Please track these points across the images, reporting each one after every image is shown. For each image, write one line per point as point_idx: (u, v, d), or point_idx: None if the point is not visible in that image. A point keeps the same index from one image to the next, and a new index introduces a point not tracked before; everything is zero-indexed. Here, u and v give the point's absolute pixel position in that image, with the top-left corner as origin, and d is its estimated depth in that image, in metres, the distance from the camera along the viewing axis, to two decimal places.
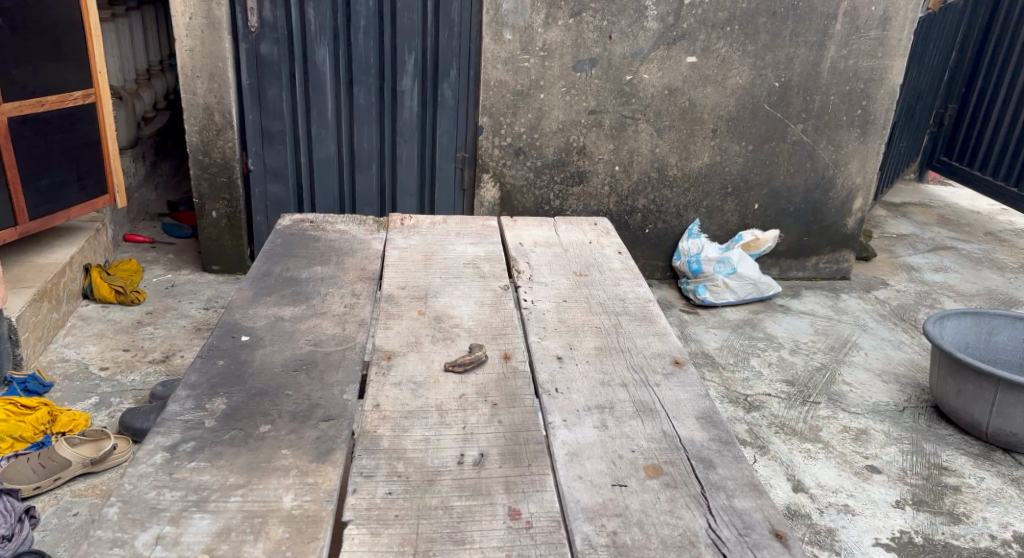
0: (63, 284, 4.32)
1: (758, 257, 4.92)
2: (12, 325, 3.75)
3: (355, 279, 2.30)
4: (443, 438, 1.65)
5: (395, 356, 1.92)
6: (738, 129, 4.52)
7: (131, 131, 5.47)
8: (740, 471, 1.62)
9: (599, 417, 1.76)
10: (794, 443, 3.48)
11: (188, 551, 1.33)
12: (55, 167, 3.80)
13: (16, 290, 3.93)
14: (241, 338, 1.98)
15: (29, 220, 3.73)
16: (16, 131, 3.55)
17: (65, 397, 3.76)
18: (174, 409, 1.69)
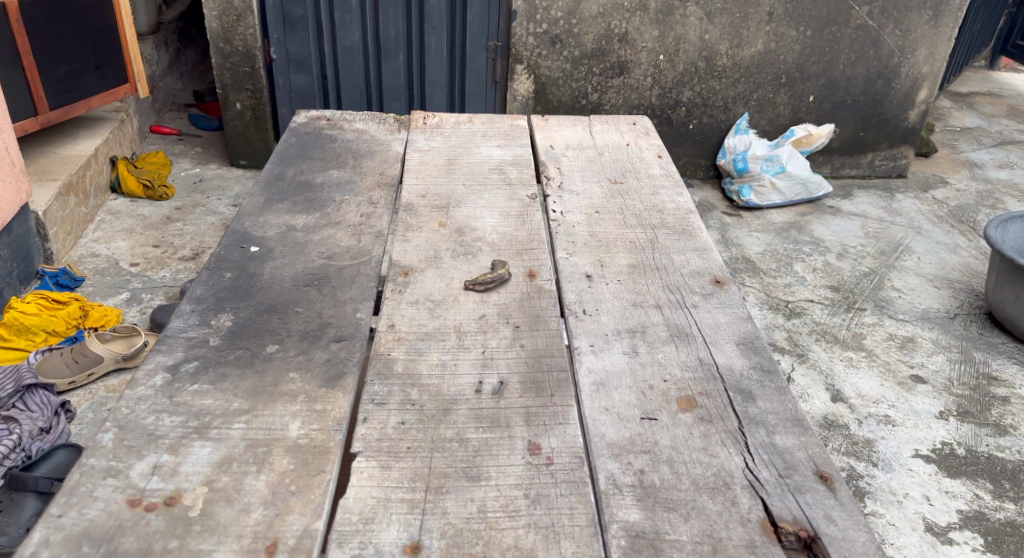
0: (89, 177, 4.27)
1: (809, 154, 4.63)
2: (40, 219, 3.73)
3: (372, 186, 2.18)
4: (461, 363, 1.55)
5: (413, 272, 1.81)
6: (798, 12, 4.14)
7: (152, 19, 5.30)
8: (782, 403, 1.50)
9: (630, 342, 1.64)
10: (835, 351, 3.34)
11: (186, 483, 1.26)
12: (71, 54, 3.66)
13: (41, 184, 3.88)
14: (250, 249, 1.88)
15: (51, 109, 3.62)
16: (28, 16, 3.39)
17: (97, 292, 3.78)
18: (178, 325, 1.61)
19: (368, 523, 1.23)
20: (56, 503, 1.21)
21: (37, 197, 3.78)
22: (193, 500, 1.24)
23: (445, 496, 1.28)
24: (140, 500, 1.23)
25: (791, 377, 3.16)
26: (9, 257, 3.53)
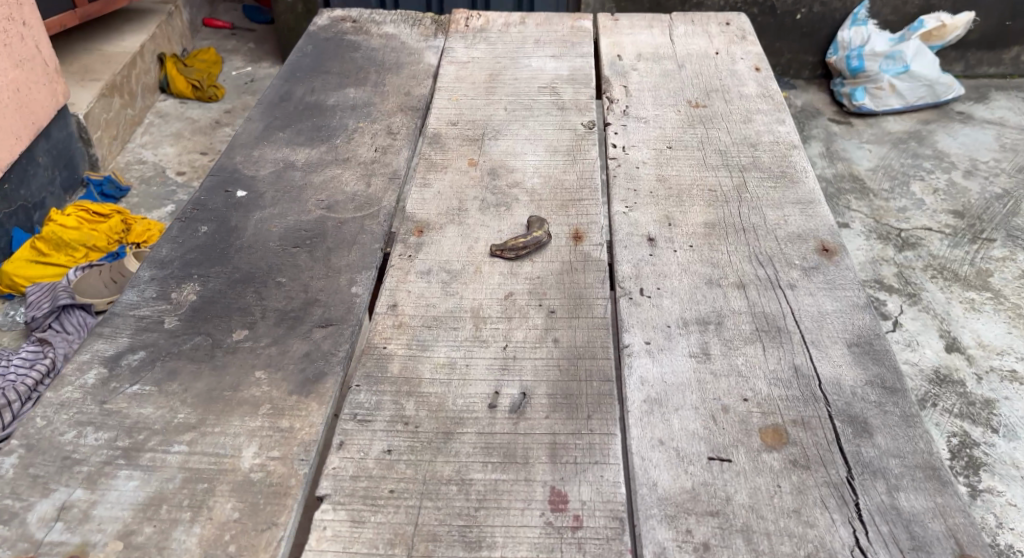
0: (135, 77, 3.85)
1: (941, 49, 3.88)
2: (80, 123, 3.33)
3: (394, 109, 1.79)
4: (474, 364, 1.20)
5: (428, 231, 1.45)
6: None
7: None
8: (909, 442, 1.10)
9: (699, 339, 1.24)
10: (954, 291, 2.77)
11: (96, 536, 0.95)
12: None
13: (81, 84, 3.48)
14: (236, 194, 1.52)
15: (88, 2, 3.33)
16: None
17: (143, 205, 3.41)
18: (130, 298, 1.29)
19: None
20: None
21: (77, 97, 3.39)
22: None
23: None
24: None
25: (898, 321, 2.64)
26: (49, 163, 3.17)
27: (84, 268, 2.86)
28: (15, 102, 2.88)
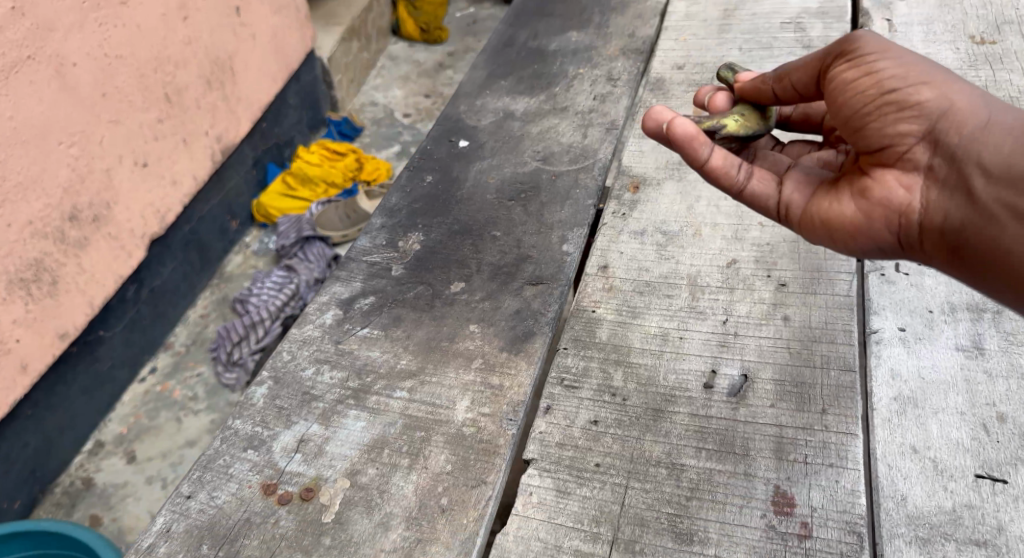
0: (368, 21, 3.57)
1: None
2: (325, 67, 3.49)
3: (617, 54, 1.66)
4: (691, 337, 1.10)
5: (646, 187, 1.33)
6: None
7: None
8: None
9: (969, 329, 1.06)
10: None
11: (327, 471, 0.99)
12: None
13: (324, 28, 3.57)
14: (459, 144, 1.50)
15: None
16: None
17: None
18: (363, 243, 1.32)
19: None
20: (187, 481, 0.98)
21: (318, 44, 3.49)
22: (330, 499, 0.96)
23: None
24: (275, 488, 0.97)
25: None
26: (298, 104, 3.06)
27: (324, 204, 2.84)
28: (273, 47, 2.73)
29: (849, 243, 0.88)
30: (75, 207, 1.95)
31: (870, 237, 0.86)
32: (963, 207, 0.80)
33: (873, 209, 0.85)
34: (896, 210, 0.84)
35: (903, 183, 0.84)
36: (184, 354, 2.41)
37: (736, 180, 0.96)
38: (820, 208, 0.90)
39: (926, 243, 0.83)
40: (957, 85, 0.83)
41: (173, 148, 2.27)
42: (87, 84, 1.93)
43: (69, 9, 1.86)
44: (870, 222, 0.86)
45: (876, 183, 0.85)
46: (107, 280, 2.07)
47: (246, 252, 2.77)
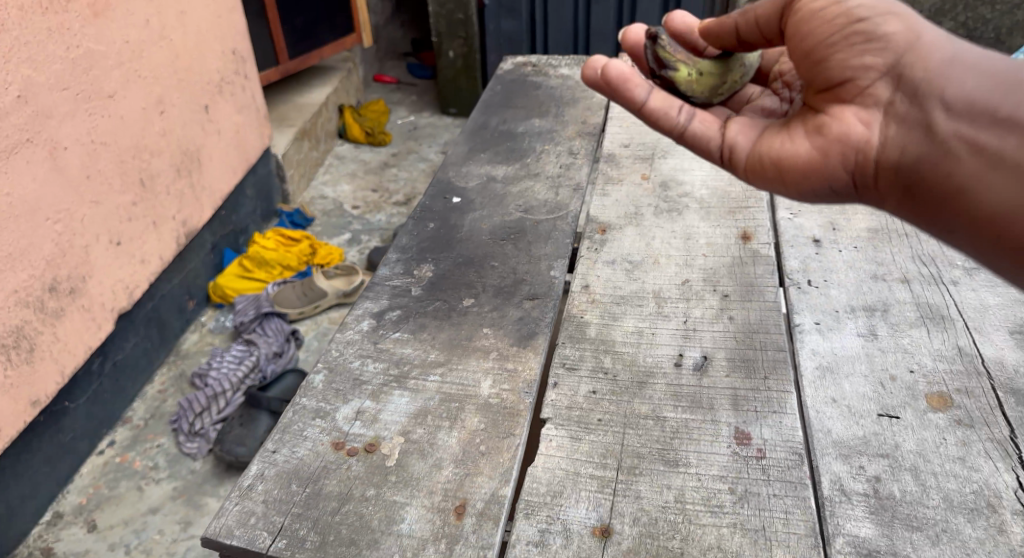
0: (321, 123, 3.83)
1: None
2: (279, 161, 3.38)
3: (574, 135, 2.00)
4: (660, 332, 1.40)
5: (612, 230, 1.67)
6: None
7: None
8: None
9: (867, 322, 1.34)
10: None
11: (384, 432, 1.24)
12: (309, 5, 3.61)
13: (279, 127, 3.55)
14: (452, 200, 1.79)
15: (289, 59, 3.58)
16: None
17: (324, 234, 3.40)
18: (383, 272, 1.58)
19: (556, 497, 1.14)
20: (271, 438, 1.25)
21: (275, 141, 3.43)
22: (390, 449, 1.22)
23: (639, 478, 1.15)
24: (344, 444, 1.23)
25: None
26: (254, 195, 3.23)
27: (280, 283, 2.96)
28: (234, 142, 2.99)
29: (808, 177, 1.09)
30: (56, 278, 2.10)
31: (826, 168, 1.07)
32: (917, 139, 0.98)
33: (832, 145, 1.05)
34: (856, 143, 1.04)
35: (863, 118, 1.03)
36: (142, 428, 2.43)
37: (676, 121, 1.23)
38: (780, 147, 1.11)
39: (879, 175, 1.03)
40: (926, 29, 1.01)
41: (144, 229, 2.47)
42: (75, 166, 2.15)
43: (64, 100, 2.10)
44: (827, 155, 1.06)
45: (836, 122, 1.05)
46: (78, 350, 2.19)
47: (203, 330, 2.83)
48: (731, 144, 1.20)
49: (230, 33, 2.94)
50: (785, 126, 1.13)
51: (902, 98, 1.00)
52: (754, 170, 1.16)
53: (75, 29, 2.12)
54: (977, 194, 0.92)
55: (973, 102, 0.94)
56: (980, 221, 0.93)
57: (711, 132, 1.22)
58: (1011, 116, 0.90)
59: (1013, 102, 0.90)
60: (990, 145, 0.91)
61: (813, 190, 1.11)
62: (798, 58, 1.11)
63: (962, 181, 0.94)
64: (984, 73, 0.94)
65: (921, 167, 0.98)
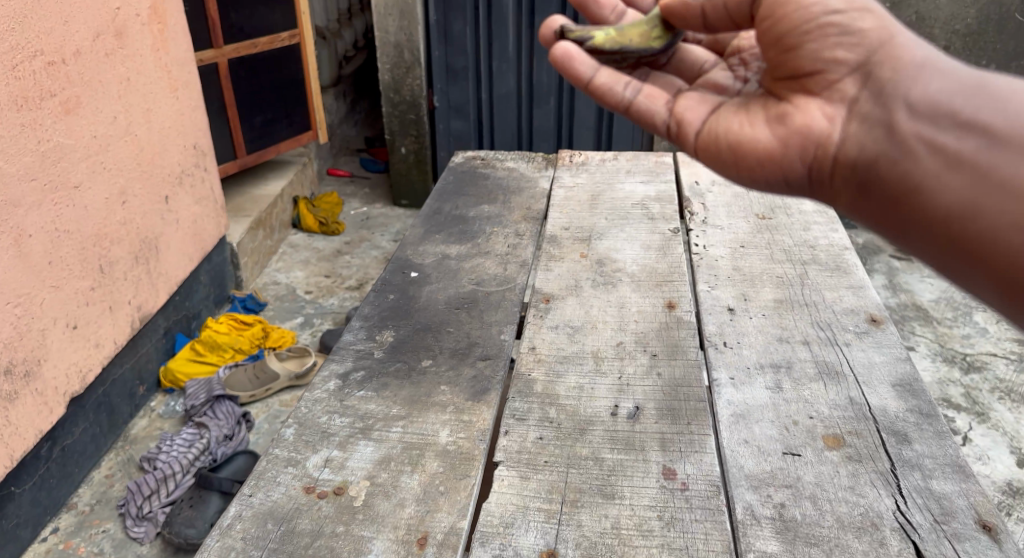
0: (276, 213, 3.99)
1: None
2: (234, 249, 3.53)
3: (520, 219, 2.23)
4: (598, 387, 1.58)
5: (555, 299, 1.87)
6: (981, 45, 3.49)
7: (347, 79, 5.18)
8: (947, 450, 1.33)
9: (773, 377, 1.54)
10: None
11: (351, 477, 1.37)
12: (268, 103, 3.84)
13: (235, 217, 3.70)
14: (410, 274, 1.97)
15: (246, 154, 3.80)
16: (234, 71, 3.60)
17: (277, 317, 3.50)
18: (348, 337, 1.73)
19: (508, 527, 1.28)
20: (247, 484, 1.37)
21: (230, 230, 3.58)
22: (356, 491, 1.35)
23: (580, 510, 1.31)
24: (315, 487, 1.36)
25: (968, 436, 2.68)
26: (208, 282, 3.36)
27: (232, 367, 3.04)
28: (191, 230, 3.13)
29: (766, 164, 1.21)
30: (12, 361, 2.16)
31: (784, 158, 1.19)
32: (876, 136, 1.09)
33: (794, 136, 1.18)
34: (817, 137, 1.16)
35: (827, 113, 1.16)
36: (88, 513, 2.45)
37: (624, 95, 1.37)
38: (739, 130, 1.24)
39: (836, 171, 1.15)
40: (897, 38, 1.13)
41: (100, 312, 2.56)
42: (37, 253, 2.26)
43: (32, 190, 2.24)
44: (788, 144, 1.19)
45: (800, 115, 1.18)
46: (29, 434, 2.23)
47: (152, 415, 2.88)
48: (681, 120, 1.34)
49: (192, 130, 3.14)
50: (746, 112, 1.26)
51: (868, 98, 1.11)
52: (709, 151, 1.30)
53: (47, 125, 2.29)
54: (926, 189, 1.02)
55: (932, 104, 1.04)
56: (923, 214, 1.03)
57: (657, 108, 1.37)
58: (966, 121, 0.99)
59: (969, 107, 0.99)
60: (942, 143, 1.01)
61: (770, 179, 1.23)
62: (774, 56, 1.23)
63: (911, 174, 1.04)
64: (945, 81, 1.04)
65: (876, 162, 1.09)
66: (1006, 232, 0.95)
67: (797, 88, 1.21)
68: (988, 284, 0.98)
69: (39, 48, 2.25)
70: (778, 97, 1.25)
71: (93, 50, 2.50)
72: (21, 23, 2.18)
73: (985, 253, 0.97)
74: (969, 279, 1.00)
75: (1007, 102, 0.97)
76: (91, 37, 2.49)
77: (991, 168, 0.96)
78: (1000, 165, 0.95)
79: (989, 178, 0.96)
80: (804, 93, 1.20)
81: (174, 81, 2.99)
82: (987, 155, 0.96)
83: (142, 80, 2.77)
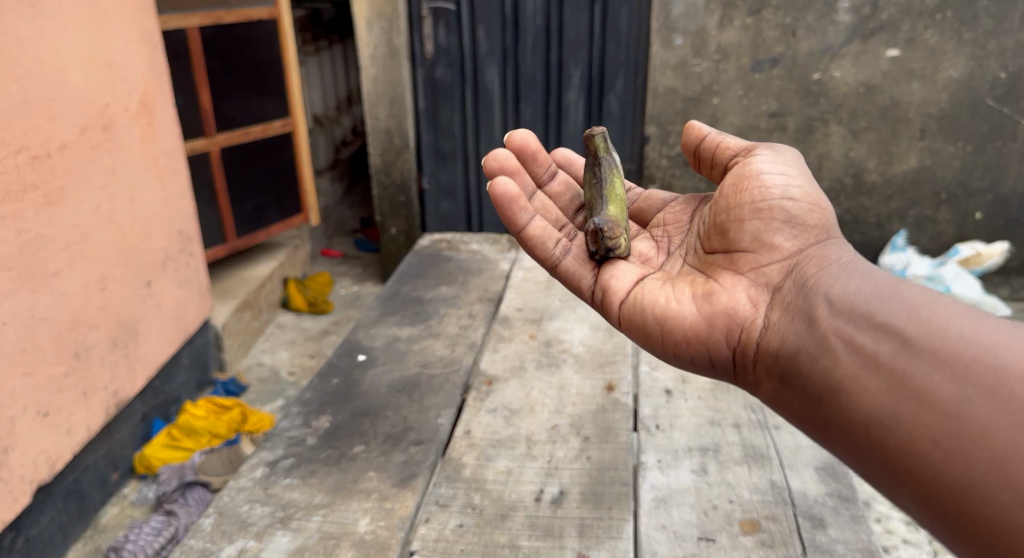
0: (265, 295, 4.06)
1: (983, 277, 3.72)
2: (218, 332, 3.53)
3: (475, 300, 2.27)
4: (526, 472, 1.58)
5: (497, 381, 1.88)
6: (955, 128, 3.49)
7: (343, 164, 5.43)
8: (856, 532, 1.40)
9: (700, 460, 1.59)
10: None
11: None
12: (260, 189, 3.97)
13: (222, 299, 3.76)
14: (358, 357, 2.00)
15: (237, 237, 3.90)
16: (226, 160, 3.74)
17: (257, 399, 3.50)
18: (284, 424, 1.75)
19: None
20: None
21: (216, 312, 3.62)
22: None
23: None
24: None
25: None
26: (190, 364, 3.30)
27: (206, 451, 2.88)
28: (174, 314, 3.07)
29: (691, 342, 1.32)
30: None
31: (708, 337, 1.30)
32: (799, 330, 1.20)
33: (721, 315, 1.30)
34: (741, 320, 1.28)
35: (752, 298, 1.30)
36: None
37: (553, 257, 1.55)
38: (665, 306, 1.35)
39: (759, 356, 1.25)
40: (827, 238, 1.31)
41: (73, 399, 2.45)
42: (10, 341, 2.19)
43: (8, 279, 2.18)
44: (713, 324, 1.30)
45: (727, 297, 1.31)
46: None
47: (124, 502, 2.79)
48: (605, 287, 1.48)
49: (179, 216, 3.13)
50: (672, 288, 1.39)
51: (792, 289, 1.26)
52: (636, 318, 1.39)
53: (27, 217, 2.26)
54: (846, 390, 1.08)
55: (851, 306, 1.15)
56: (843, 416, 1.08)
57: (581, 275, 1.54)
58: (882, 324, 1.09)
59: (887, 313, 1.10)
60: (860, 345, 1.09)
61: (695, 355, 1.32)
62: (721, 223, 1.43)
63: (832, 373, 1.11)
64: (862, 286, 1.17)
65: (799, 356, 1.17)
66: (921, 441, 0.99)
67: (729, 266, 1.38)
68: (907, 495, 1.01)
69: (23, 143, 2.24)
70: (709, 275, 1.41)
71: (78, 144, 2.48)
72: (6, 121, 2.17)
73: (903, 463, 1.00)
74: (889, 487, 1.03)
75: (922, 315, 1.07)
76: (76, 131, 2.47)
77: (906, 375, 1.02)
78: (914, 373, 1.02)
79: (907, 385, 1.02)
80: (734, 273, 1.36)
81: (160, 170, 2.98)
82: (903, 362, 1.04)
83: (128, 169, 2.75)
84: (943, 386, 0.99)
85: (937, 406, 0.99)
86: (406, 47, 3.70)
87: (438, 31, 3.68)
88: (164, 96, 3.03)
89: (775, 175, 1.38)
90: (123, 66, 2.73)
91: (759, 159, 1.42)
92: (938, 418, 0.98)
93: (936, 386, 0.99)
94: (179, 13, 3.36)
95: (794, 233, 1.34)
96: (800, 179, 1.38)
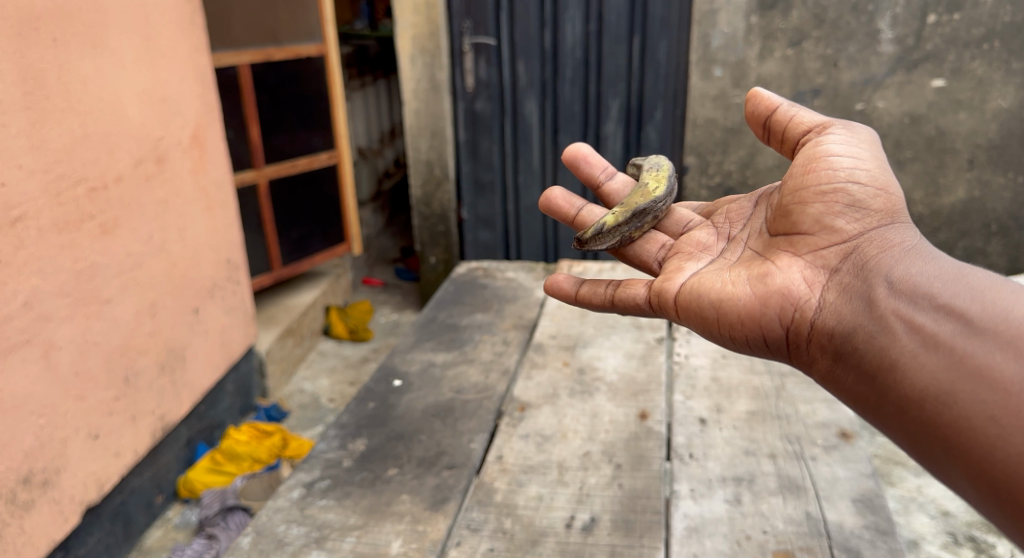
0: (307, 322, 4.13)
1: None
2: (262, 358, 3.58)
3: (509, 327, 2.29)
4: (557, 498, 1.58)
5: (530, 408, 1.89)
6: (1004, 159, 3.42)
7: (386, 194, 5.56)
8: None
9: (734, 490, 1.58)
10: None
11: None
12: (305, 220, 4.06)
13: (266, 326, 3.83)
14: (394, 382, 2.03)
15: (282, 266, 3.99)
16: (272, 191, 3.84)
17: (298, 425, 3.54)
18: (320, 446, 1.78)
19: None
20: None
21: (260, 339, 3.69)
22: None
23: None
24: None
25: None
26: (233, 391, 3.35)
27: (247, 476, 2.93)
28: (220, 340, 3.15)
29: (744, 321, 1.34)
30: (31, 470, 2.13)
31: (763, 317, 1.32)
32: (856, 309, 1.23)
33: (775, 295, 1.32)
34: (795, 299, 1.30)
35: (807, 277, 1.32)
36: None
37: (605, 293, 1.56)
38: (721, 288, 1.38)
39: (811, 336, 1.28)
40: (892, 219, 1.30)
41: (122, 422, 2.52)
42: (66, 363, 2.28)
43: (65, 305, 2.28)
44: (767, 303, 1.32)
45: (781, 277, 1.33)
46: None
47: (168, 525, 2.84)
48: (659, 290, 1.50)
49: (226, 246, 3.21)
50: (729, 273, 1.42)
51: (848, 269, 1.28)
52: (690, 302, 1.43)
53: (84, 246, 2.35)
54: (905, 367, 1.13)
55: (910, 285, 1.19)
56: (898, 392, 1.14)
57: (635, 291, 1.53)
58: (942, 305, 1.14)
59: (948, 293, 1.15)
60: (922, 325, 1.14)
61: (748, 335, 1.35)
62: (786, 204, 1.39)
63: (891, 350, 1.16)
64: (920, 265, 1.21)
65: (854, 335, 1.21)
66: (980, 417, 1.05)
67: (789, 249, 1.37)
68: (961, 469, 1.07)
69: (82, 175, 2.34)
70: (768, 259, 1.40)
71: (133, 176, 2.58)
72: (69, 156, 2.29)
73: (958, 439, 1.07)
74: (941, 460, 1.09)
75: (987, 298, 1.11)
76: (132, 163, 2.58)
77: (967, 354, 1.08)
78: (977, 353, 1.08)
79: (968, 365, 1.08)
80: (792, 256, 1.36)
81: (211, 202, 3.08)
82: (965, 342, 1.09)
83: (181, 200, 2.86)
84: (1008, 366, 1.05)
85: (998, 385, 1.05)
86: (447, 81, 3.77)
87: (478, 65, 3.73)
88: (215, 130, 3.13)
89: (844, 157, 1.35)
90: (178, 102, 2.85)
91: (831, 140, 1.37)
92: (999, 397, 1.04)
93: (1000, 365, 1.05)
94: (232, 50, 3.51)
95: (861, 217, 1.31)
96: (870, 162, 1.35)
